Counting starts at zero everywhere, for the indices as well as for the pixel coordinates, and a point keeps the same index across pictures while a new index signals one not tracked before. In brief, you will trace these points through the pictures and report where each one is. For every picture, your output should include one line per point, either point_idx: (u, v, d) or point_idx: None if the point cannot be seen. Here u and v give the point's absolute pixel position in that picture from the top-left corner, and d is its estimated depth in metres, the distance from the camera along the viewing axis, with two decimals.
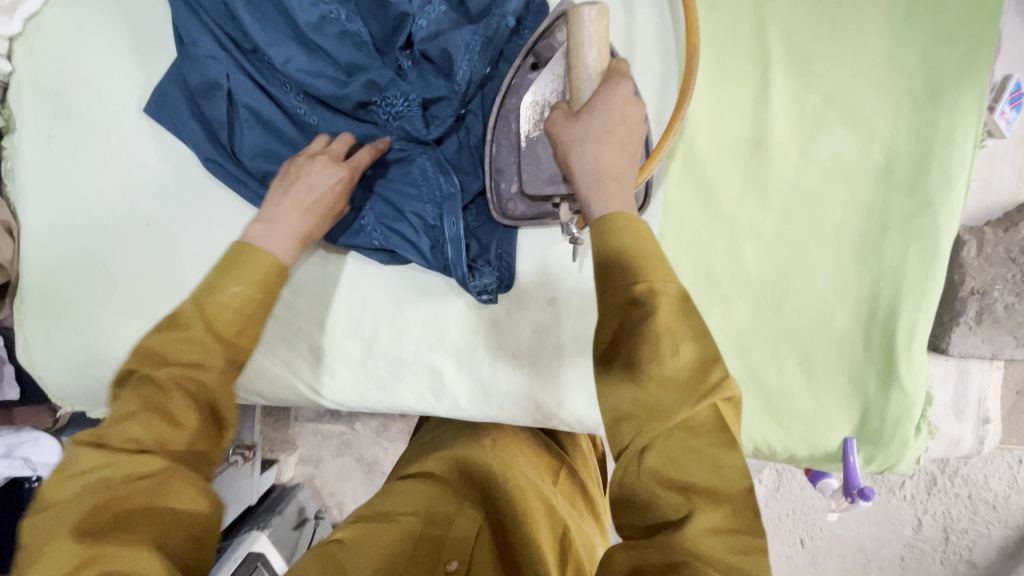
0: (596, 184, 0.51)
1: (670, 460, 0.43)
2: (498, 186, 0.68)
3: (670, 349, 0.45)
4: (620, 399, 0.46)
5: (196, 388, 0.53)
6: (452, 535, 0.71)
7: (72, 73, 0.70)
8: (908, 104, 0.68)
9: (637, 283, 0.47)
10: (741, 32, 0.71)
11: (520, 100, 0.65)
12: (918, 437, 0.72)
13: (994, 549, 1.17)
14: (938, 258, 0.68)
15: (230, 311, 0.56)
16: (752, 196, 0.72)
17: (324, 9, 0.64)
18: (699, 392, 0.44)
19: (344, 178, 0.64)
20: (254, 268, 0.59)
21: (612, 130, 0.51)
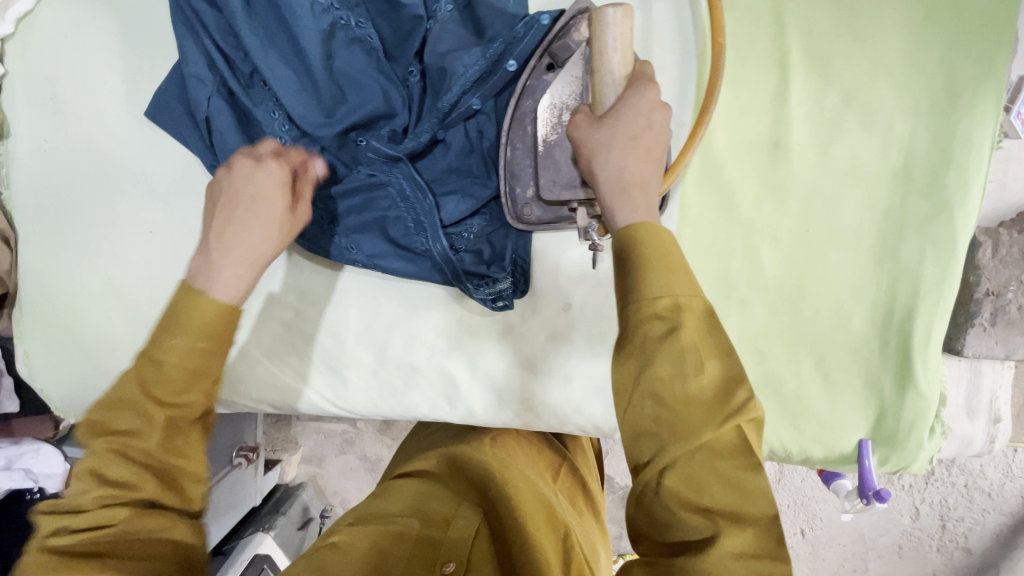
0: (621, 193, 0.49)
1: (693, 481, 0.42)
2: (513, 190, 0.66)
3: (696, 367, 0.43)
4: (640, 417, 0.44)
5: (138, 453, 0.49)
6: (450, 536, 0.63)
7: (69, 77, 0.67)
8: (927, 105, 0.67)
9: (661, 298, 0.45)
10: (761, 30, 0.69)
11: (536, 102, 0.63)
12: (932, 438, 0.72)
13: (989, 536, 1.19)
14: (956, 258, 0.68)
15: (173, 368, 0.50)
16: (770, 199, 0.71)
17: (335, 15, 0.62)
18: (724, 413, 0.43)
19: (271, 177, 0.58)
20: (194, 319, 0.52)
21: (638, 137, 0.50)
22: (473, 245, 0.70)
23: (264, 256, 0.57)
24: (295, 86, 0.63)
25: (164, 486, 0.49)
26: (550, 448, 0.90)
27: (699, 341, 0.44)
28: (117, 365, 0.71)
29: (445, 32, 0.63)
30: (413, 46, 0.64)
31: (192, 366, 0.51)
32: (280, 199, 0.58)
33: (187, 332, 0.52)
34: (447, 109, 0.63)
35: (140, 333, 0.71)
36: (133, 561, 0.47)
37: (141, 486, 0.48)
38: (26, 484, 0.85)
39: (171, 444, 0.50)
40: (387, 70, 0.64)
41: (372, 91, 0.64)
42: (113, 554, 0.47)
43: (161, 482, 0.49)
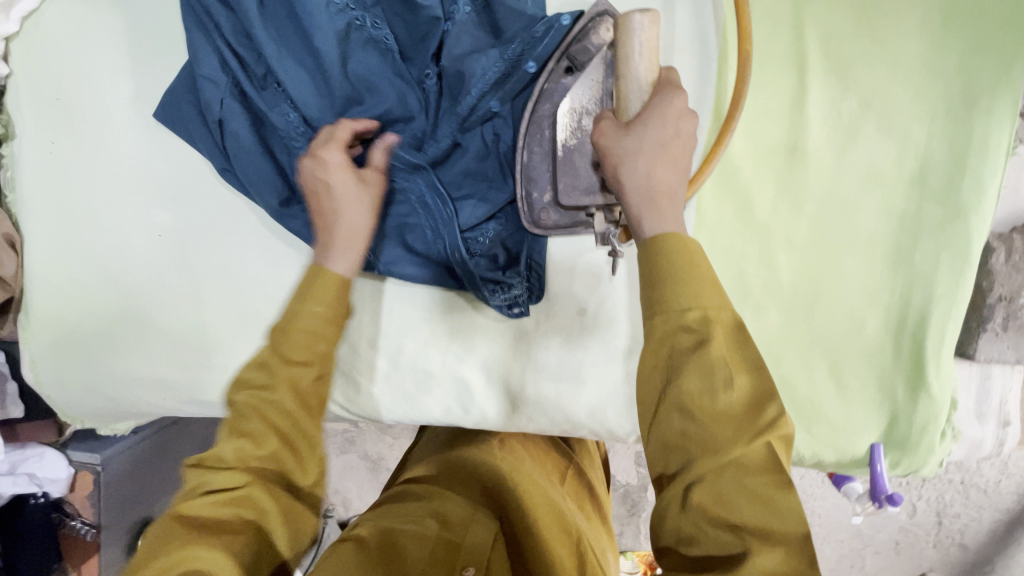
0: (648, 202, 0.50)
1: (722, 497, 0.43)
2: (530, 195, 0.65)
3: (725, 382, 0.44)
4: (668, 430, 0.45)
5: (273, 411, 0.54)
6: (468, 541, 0.62)
7: (75, 77, 0.67)
8: (943, 111, 0.67)
9: (691, 310, 0.46)
10: (780, 32, 0.69)
11: (554, 106, 0.62)
12: (943, 441, 0.72)
13: (984, 532, 1.19)
14: (970, 264, 0.68)
15: (301, 332, 0.55)
16: (786, 204, 0.71)
17: (351, 16, 0.62)
18: (754, 428, 0.44)
19: (337, 160, 0.60)
20: (325, 290, 0.57)
21: (666, 145, 0.50)
22: (488, 250, 0.69)
23: (357, 233, 0.60)
24: (309, 89, 0.63)
25: (289, 451, 0.54)
26: (556, 452, 0.90)
27: (729, 356, 0.46)
28: (125, 370, 0.71)
29: (463, 35, 0.62)
30: (430, 48, 0.63)
31: (314, 338, 0.55)
32: (347, 178, 0.60)
33: (314, 303, 0.56)
34: (465, 113, 0.63)
35: (150, 336, 0.71)
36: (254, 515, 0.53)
37: (274, 447, 0.54)
38: (32, 489, 0.84)
39: (304, 403, 0.55)
40: (402, 72, 0.63)
41: (387, 94, 0.63)
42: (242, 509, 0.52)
43: (291, 446, 0.54)
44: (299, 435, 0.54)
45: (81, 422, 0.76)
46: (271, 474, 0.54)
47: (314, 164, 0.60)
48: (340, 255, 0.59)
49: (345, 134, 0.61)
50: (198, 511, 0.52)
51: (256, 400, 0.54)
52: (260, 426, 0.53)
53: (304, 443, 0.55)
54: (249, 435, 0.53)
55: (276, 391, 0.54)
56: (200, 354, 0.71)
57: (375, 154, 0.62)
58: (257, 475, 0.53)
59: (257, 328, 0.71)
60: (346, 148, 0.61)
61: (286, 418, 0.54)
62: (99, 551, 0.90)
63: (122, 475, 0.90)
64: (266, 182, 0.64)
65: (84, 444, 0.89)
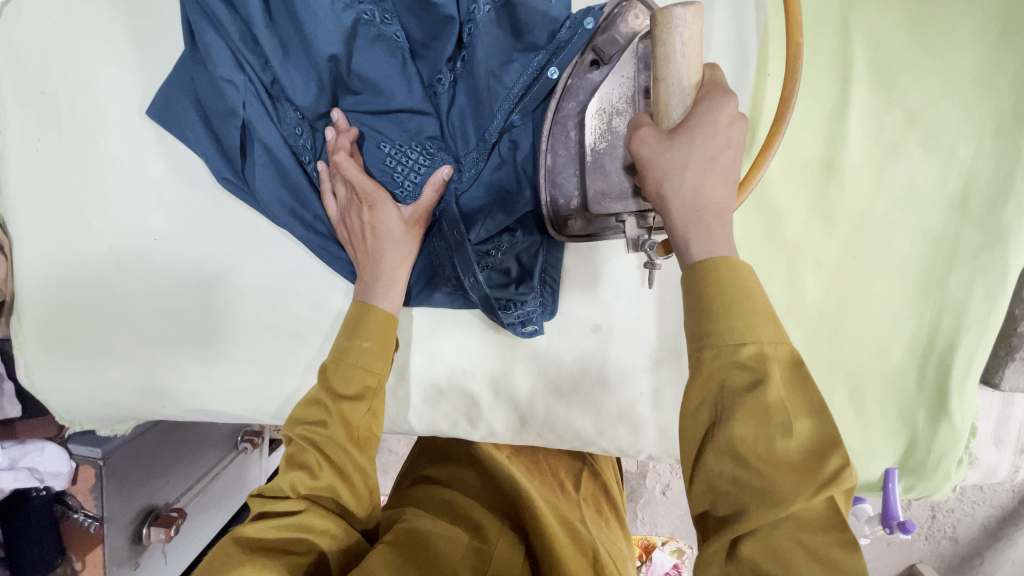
0: (696, 222, 0.47)
1: (776, 554, 0.41)
2: (555, 202, 0.61)
3: (784, 430, 0.42)
4: (716, 476, 0.44)
5: (325, 442, 0.57)
6: (497, 553, 0.64)
7: (60, 68, 0.63)
8: (992, 129, 0.62)
9: (745, 346, 0.44)
10: (825, 37, 0.64)
11: (580, 105, 0.58)
12: (960, 468, 0.70)
13: (977, 528, 1.15)
14: (1006, 290, 0.64)
15: (345, 368, 0.59)
16: (818, 221, 0.67)
17: (358, 11, 0.57)
18: (815, 482, 0.41)
19: (368, 199, 0.59)
20: (372, 325, 0.60)
21: (715, 158, 0.46)
22: (501, 263, 0.64)
23: (398, 271, 0.61)
24: (315, 92, 0.59)
25: (343, 481, 0.57)
26: (567, 456, 0.87)
27: (787, 398, 0.44)
28: (123, 377, 0.69)
29: (482, 37, 0.57)
30: (445, 49, 0.59)
31: (362, 371, 0.59)
32: (387, 216, 0.60)
33: (364, 339, 0.59)
34: (486, 126, 0.60)
35: (147, 343, 0.68)
36: (303, 542, 0.54)
37: (330, 477, 0.56)
38: (33, 483, 0.84)
39: (353, 433, 0.58)
40: (414, 74, 0.59)
41: (399, 101, 0.59)
42: (293, 537, 0.54)
43: (345, 476, 0.57)
44: (352, 466, 0.58)
45: (79, 425, 0.74)
46: (324, 501, 0.57)
47: (359, 203, 0.60)
48: (384, 293, 0.61)
49: (358, 169, 0.59)
50: (254, 535, 0.53)
51: (312, 435, 0.57)
52: (317, 456, 0.56)
53: (357, 474, 0.58)
54: (307, 466, 0.56)
55: (330, 425, 0.57)
56: (202, 360, 0.69)
57: (425, 191, 0.60)
58: (310, 500, 0.56)
59: (259, 332, 0.69)
60: (363, 181, 0.59)
61: (340, 451, 0.57)
62: (102, 541, 0.90)
63: (126, 460, 0.90)
64: (277, 195, 0.63)
65: (84, 436, 0.87)
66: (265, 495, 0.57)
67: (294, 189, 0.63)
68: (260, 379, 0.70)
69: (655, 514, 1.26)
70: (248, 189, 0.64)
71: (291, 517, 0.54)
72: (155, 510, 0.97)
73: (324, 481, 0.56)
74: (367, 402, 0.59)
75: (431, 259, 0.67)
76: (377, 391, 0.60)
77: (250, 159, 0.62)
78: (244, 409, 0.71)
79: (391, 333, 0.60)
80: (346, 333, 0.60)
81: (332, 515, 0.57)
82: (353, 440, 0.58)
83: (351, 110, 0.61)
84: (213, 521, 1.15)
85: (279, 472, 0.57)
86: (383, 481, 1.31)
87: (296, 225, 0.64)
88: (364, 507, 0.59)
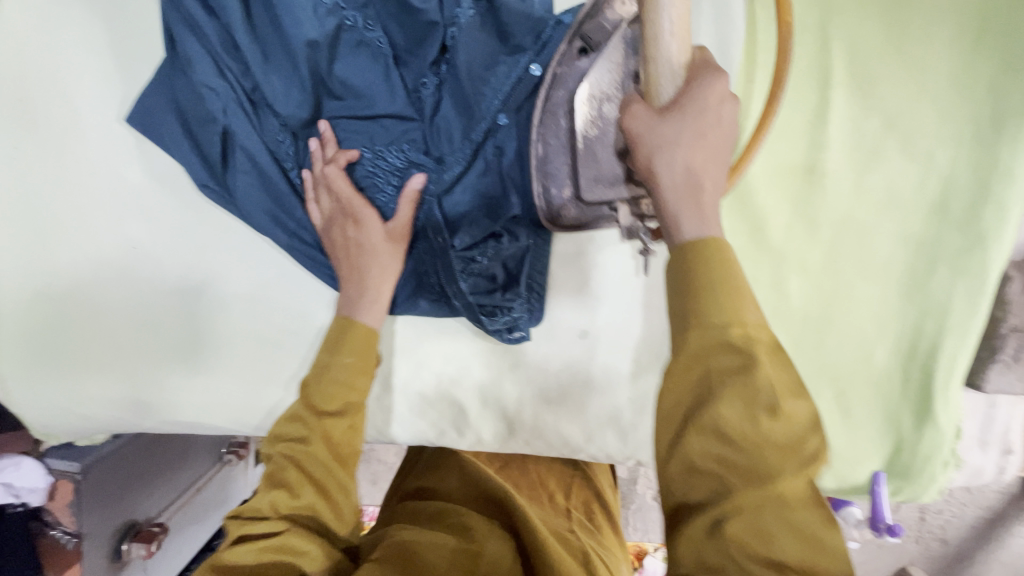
0: (689, 202, 0.44)
1: (761, 533, 0.39)
2: (547, 193, 0.57)
3: (769, 411, 0.40)
4: (698, 455, 0.41)
5: (305, 459, 0.56)
6: (488, 551, 0.62)
7: (40, 76, 0.62)
8: (968, 134, 0.63)
9: (732, 327, 0.42)
10: (804, 45, 0.65)
11: (569, 93, 0.53)
12: (947, 471, 0.71)
13: (966, 529, 1.16)
14: (986, 293, 0.65)
15: (328, 382, 0.58)
16: (801, 225, 0.67)
17: (341, 16, 0.57)
18: (798, 460, 0.40)
19: (352, 212, 0.60)
20: (356, 342, 0.59)
21: (706, 135, 0.43)
22: (486, 270, 0.63)
23: (382, 286, 0.61)
24: (298, 94, 0.58)
25: (324, 499, 0.56)
26: (558, 464, 0.86)
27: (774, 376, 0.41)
28: (101, 391, 0.68)
29: (469, 41, 0.58)
30: (429, 54, 0.59)
31: (344, 387, 0.58)
32: (371, 231, 0.60)
33: (344, 354, 0.59)
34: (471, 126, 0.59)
35: (126, 354, 0.67)
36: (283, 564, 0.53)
37: (311, 496, 0.55)
38: (9, 498, 0.82)
39: (333, 450, 0.57)
40: (398, 80, 0.59)
41: (384, 104, 0.59)
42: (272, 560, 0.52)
43: (327, 494, 0.56)
44: (333, 483, 0.56)
45: (57, 439, 0.72)
46: (304, 520, 0.55)
47: (343, 217, 0.60)
48: (368, 307, 0.61)
49: (343, 183, 0.59)
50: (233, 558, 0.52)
51: (292, 452, 0.56)
52: (297, 475, 0.55)
53: (338, 490, 0.57)
54: (287, 486, 0.55)
55: (311, 443, 0.56)
56: (182, 372, 0.68)
57: (406, 204, 0.60)
58: (291, 520, 0.55)
59: (244, 341, 0.68)
60: (346, 195, 0.59)
61: (320, 467, 0.56)
62: (81, 560, 0.87)
63: (106, 475, 0.88)
64: (257, 203, 0.62)
65: (61, 453, 0.85)
66: (243, 516, 0.56)
67: (276, 197, 0.62)
68: (243, 389, 0.69)
69: (647, 520, 1.25)
70: (228, 197, 0.63)
71: (272, 539, 0.53)
72: (135, 526, 0.96)
73: (304, 500, 0.55)
74: (347, 418, 0.58)
75: (418, 265, 0.66)
76: (359, 406, 0.59)
77: (227, 165, 0.61)
78: (228, 421, 0.70)
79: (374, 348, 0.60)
80: (327, 350, 0.60)
81: (314, 535, 0.55)
82: (334, 457, 0.57)
83: (334, 115, 0.60)
84: (196, 536, 1.13)
85: (260, 492, 0.56)
86: (372, 491, 1.29)
87: (278, 232, 0.63)
88: (347, 525, 0.58)
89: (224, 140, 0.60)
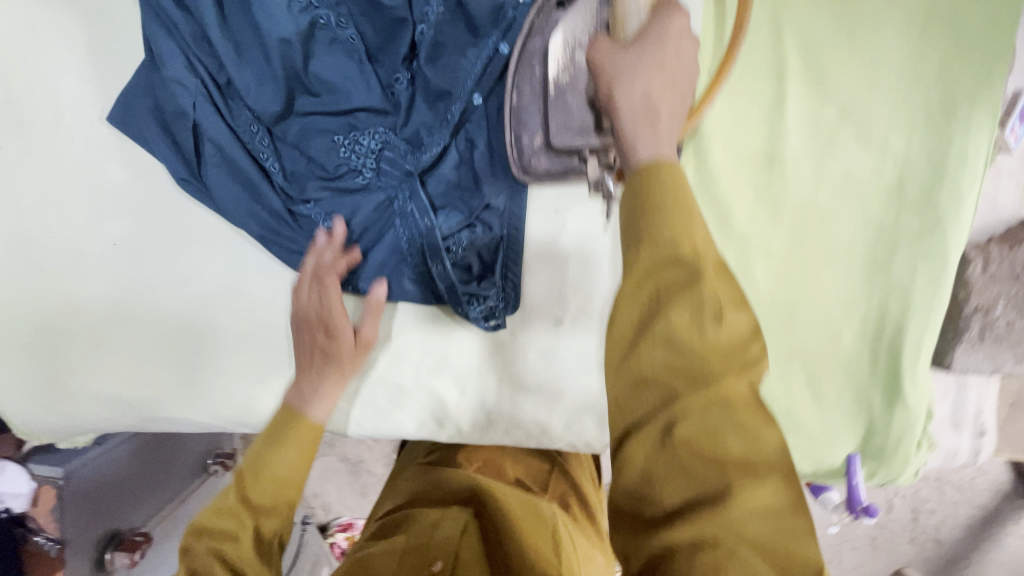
0: (646, 125, 0.39)
1: (712, 433, 0.33)
2: (520, 139, 0.61)
3: (714, 317, 0.33)
4: (644, 365, 0.34)
5: (232, 554, 0.56)
6: (438, 538, 0.65)
7: (25, 79, 0.64)
8: (921, 120, 0.66)
9: (681, 243, 0.34)
10: (759, 39, 0.67)
11: (546, 41, 0.59)
12: (920, 452, 0.73)
13: (960, 529, 1.16)
14: (945, 274, 0.67)
15: (264, 480, 0.60)
16: (764, 211, 0.70)
17: (315, 15, 0.60)
18: (744, 361, 0.34)
19: (324, 314, 0.63)
20: (300, 440, 0.62)
21: (664, 65, 0.41)
22: (461, 259, 0.65)
23: (335, 390, 0.64)
24: (271, 88, 0.61)
25: None
26: (535, 459, 0.87)
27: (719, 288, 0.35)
28: (83, 386, 0.69)
29: (439, 36, 0.60)
30: (400, 50, 0.61)
31: (281, 485, 0.60)
32: (342, 335, 0.63)
33: (286, 451, 0.61)
34: (443, 113, 0.62)
35: (107, 349, 0.68)
36: None
37: None
38: None
39: (261, 546, 0.58)
40: (372, 76, 0.62)
41: (357, 97, 0.61)
42: None
43: None
44: None
45: (38, 438, 0.73)
46: None
47: (316, 318, 0.63)
48: (314, 405, 0.63)
49: (330, 288, 0.62)
50: None
51: (219, 548, 0.56)
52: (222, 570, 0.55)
53: None
54: None
55: (239, 540, 0.57)
56: (161, 366, 0.69)
57: (370, 313, 0.63)
58: None
59: (224, 336, 0.69)
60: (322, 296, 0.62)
61: (248, 565, 0.56)
62: (64, 567, 0.87)
63: (90, 481, 0.89)
64: (233, 197, 0.63)
65: (45, 458, 0.87)
66: None
67: (251, 192, 0.64)
68: (222, 383, 0.70)
69: None
70: (207, 191, 0.65)
71: None
72: (118, 534, 0.94)
73: None
74: (277, 518, 0.60)
75: (398, 239, 0.65)
76: (292, 505, 0.61)
77: (202, 160, 0.63)
78: (209, 415, 0.71)
79: (315, 445, 0.63)
80: (266, 443, 0.62)
81: None
82: (261, 553, 0.58)
83: (309, 111, 0.62)
84: None
85: None
86: (363, 502, 1.28)
87: (251, 223, 0.64)
88: None
89: (197, 135, 0.62)
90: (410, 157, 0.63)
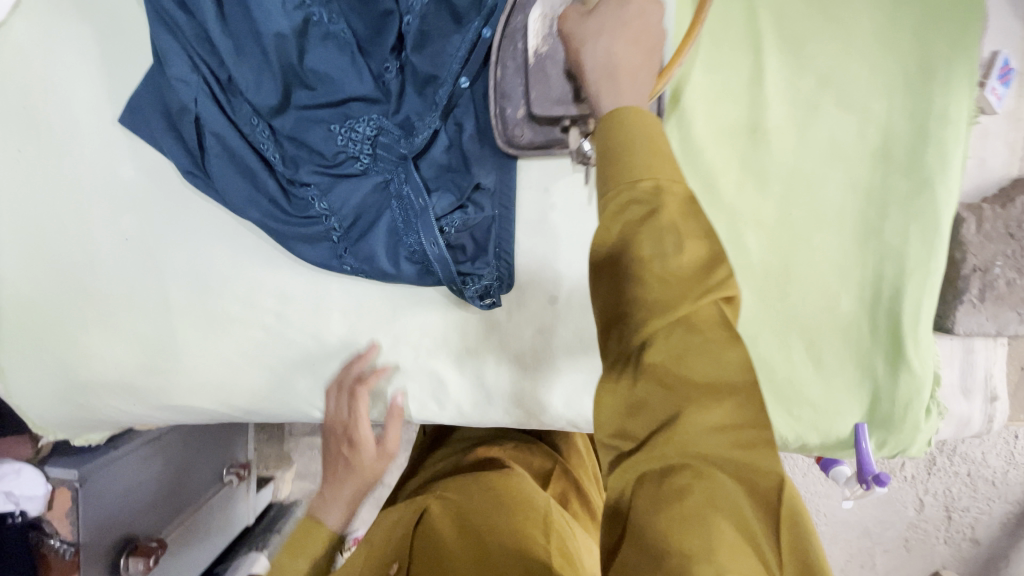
0: (608, 80, 0.47)
1: (675, 354, 0.36)
2: (504, 111, 0.65)
3: (674, 245, 0.37)
4: (613, 295, 0.39)
5: None
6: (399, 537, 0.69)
7: (40, 85, 0.69)
8: (901, 84, 0.67)
9: (643, 180, 0.39)
10: (734, 15, 0.70)
11: (527, 17, 0.63)
12: (930, 419, 0.71)
13: (996, 526, 1.11)
14: (939, 234, 0.67)
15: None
16: (751, 181, 0.71)
17: (308, 12, 0.63)
18: (704, 288, 0.37)
19: (352, 433, 0.71)
20: (313, 541, 0.67)
21: (628, 24, 0.48)
22: (455, 240, 0.67)
23: (355, 502, 0.71)
24: (268, 82, 0.64)
25: None
26: (540, 454, 0.88)
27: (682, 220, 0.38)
28: (98, 377, 0.73)
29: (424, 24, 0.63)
30: (388, 41, 0.65)
31: None
32: (367, 450, 0.71)
33: (301, 557, 0.65)
34: (431, 98, 0.65)
35: (119, 341, 0.72)
36: None
37: None
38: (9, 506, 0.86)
39: None
40: (364, 67, 0.64)
41: (350, 87, 0.64)
42: None
43: None
44: None
45: (52, 432, 0.79)
46: None
47: (344, 435, 0.72)
48: (331, 508, 0.69)
49: (360, 406, 0.71)
50: None
51: None
52: None
53: None
54: None
55: None
56: (169, 356, 0.73)
57: (392, 426, 0.72)
58: None
59: (228, 326, 0.72)
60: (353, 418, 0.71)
61: None
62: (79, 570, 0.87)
63: (101, 487, 0.90)
64: (236, 187, 0.67)
65: (61, 460, 0.88)
66: None
67: (251, 181, 0.67)
68: (227, 370, 0.73)
69: None
70: (210, 183, 0.68)
71: None
72: (133, 540, 0.96)
73: None
74: None
75: (395, 220, 0.67)
76: None
77: (204, 152, 0.67)
78: (214, 401, 0.75)
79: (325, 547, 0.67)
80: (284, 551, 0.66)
81: None
82: None
83: (306, 103, 0.65)
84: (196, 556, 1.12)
85: None
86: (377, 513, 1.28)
87: (252, 210, 0.67)
88: None
89: (199, 128, 0.66)
90: (401, 142, 0.66)
